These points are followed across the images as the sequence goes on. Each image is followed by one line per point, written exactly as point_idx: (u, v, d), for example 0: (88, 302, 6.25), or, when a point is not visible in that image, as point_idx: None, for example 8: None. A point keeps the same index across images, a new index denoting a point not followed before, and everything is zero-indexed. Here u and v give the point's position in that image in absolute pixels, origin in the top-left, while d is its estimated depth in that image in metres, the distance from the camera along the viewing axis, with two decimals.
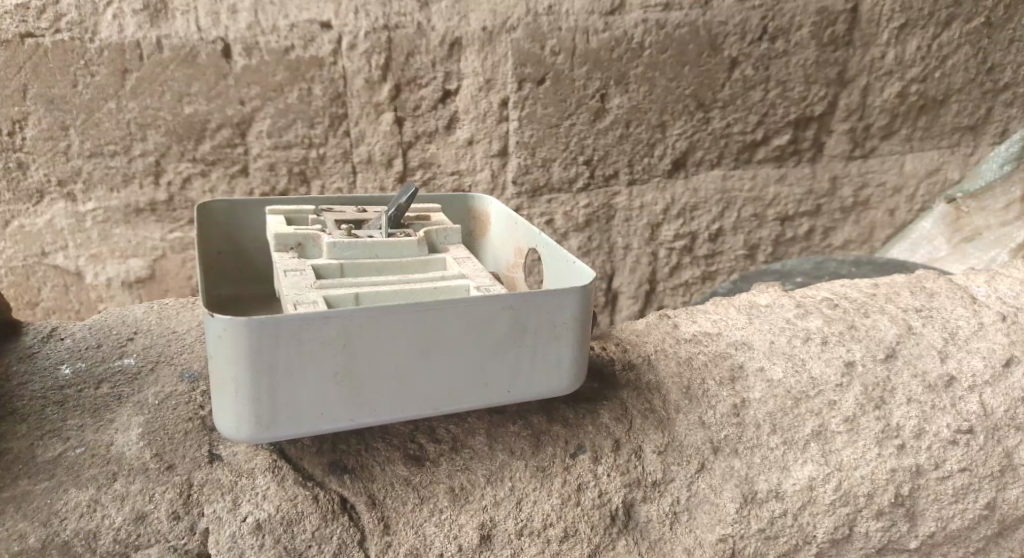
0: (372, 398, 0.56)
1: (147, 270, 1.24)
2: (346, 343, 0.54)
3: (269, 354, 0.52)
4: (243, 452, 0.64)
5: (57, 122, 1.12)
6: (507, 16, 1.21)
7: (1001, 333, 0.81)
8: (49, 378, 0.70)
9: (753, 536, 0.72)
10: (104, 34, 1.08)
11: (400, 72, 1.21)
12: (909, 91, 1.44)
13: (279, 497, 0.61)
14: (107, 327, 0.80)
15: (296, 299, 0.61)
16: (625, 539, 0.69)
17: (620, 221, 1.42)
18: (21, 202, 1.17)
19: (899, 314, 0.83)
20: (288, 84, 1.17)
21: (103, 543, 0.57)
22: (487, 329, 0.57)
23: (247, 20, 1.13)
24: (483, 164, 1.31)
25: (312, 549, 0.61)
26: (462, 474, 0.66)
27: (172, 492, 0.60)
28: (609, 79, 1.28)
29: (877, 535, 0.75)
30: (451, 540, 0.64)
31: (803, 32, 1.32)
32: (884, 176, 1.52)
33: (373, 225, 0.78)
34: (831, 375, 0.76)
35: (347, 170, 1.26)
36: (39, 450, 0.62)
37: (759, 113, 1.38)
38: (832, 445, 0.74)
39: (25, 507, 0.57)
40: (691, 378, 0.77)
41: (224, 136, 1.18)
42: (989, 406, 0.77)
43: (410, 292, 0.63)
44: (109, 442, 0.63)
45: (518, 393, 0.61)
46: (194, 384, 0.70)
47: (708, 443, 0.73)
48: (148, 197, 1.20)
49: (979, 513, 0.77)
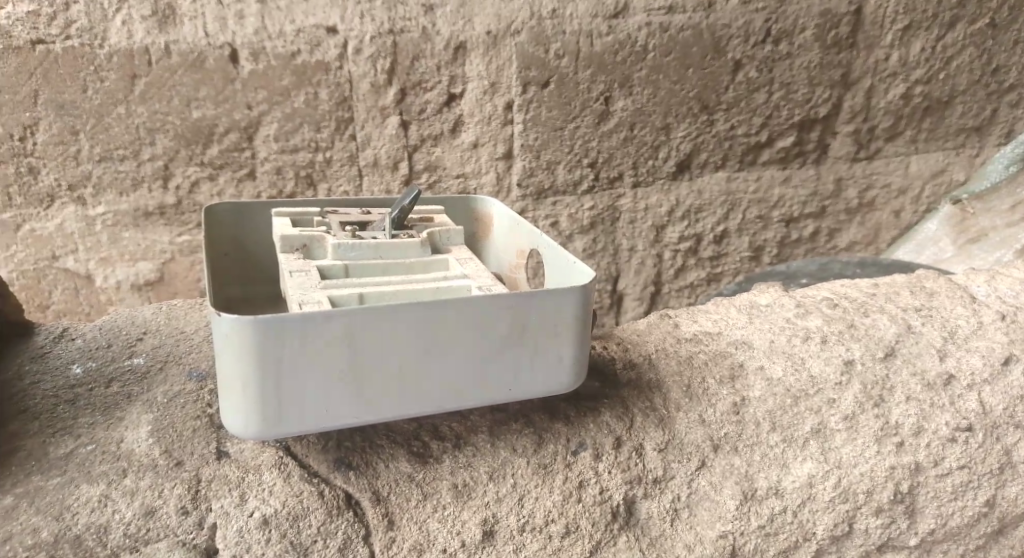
0: (376, 396, 0.57)
1: (157, 273, 1.26)
2: (350, 341, 0.55)
3: (275, 353, 0.54)
4: (250, 449, 0.65)
5: (68, 127, 1.14)
6: (512, 20, 1.22)
7: (1000, 332, 0.82)
8: (61, 378, 0.71)
9: (753, 532, 0.72)
10: (113, 40, 1.10)
11: (405, 76, 1.22)
12: (913, 92, 1.44)
13: (285, 493, 0.63)
14: (117, 328, 0.81)
15: (301, 299, 0.62)
16: (626, 535, 0.70)
17: (624, 223, 1.43)
18: (32, 206, 1.19)
19: (898, 312, 0.83)
20: (295, 88, 1.19)
21: (114, 537, 0.58)
22: (488, 327, 0.59)
23: (255, 25, 1.14)
24: (488, 167, 1.32)
25: (318, 544, 0.62)
26: (465, 471, 0.67)
27: (181, 487, 0.62)
28: (613, 82, 1.29)
29: (877, 531, 0.76)
30: (454, 535, 0.65)
31: (807, 34, 1.33)
32: (889, 178, 1.53)
33: (377, 227, 0.80)
34: (830, 374, 0.77)
35: (353, 174, 1.27)
36: (51, 446, 0.63)
37: (763, 115, 1.39)
38: (831, 443, 0.75)
39: (38, 501, 0.59)
40: (692, 376, 0.78)
41: (231, 140, 1.20)
42: (988, 405, 0.77)
43: (413, 291, 0.64)
44: (119, 439, 0.64)
45: (520, 391, 0.63)
46: (202, 383, 0.72)
47: (708, 441, 0.74)
48: (157, 201, 1.21)
49: (979, 510, 0.78)
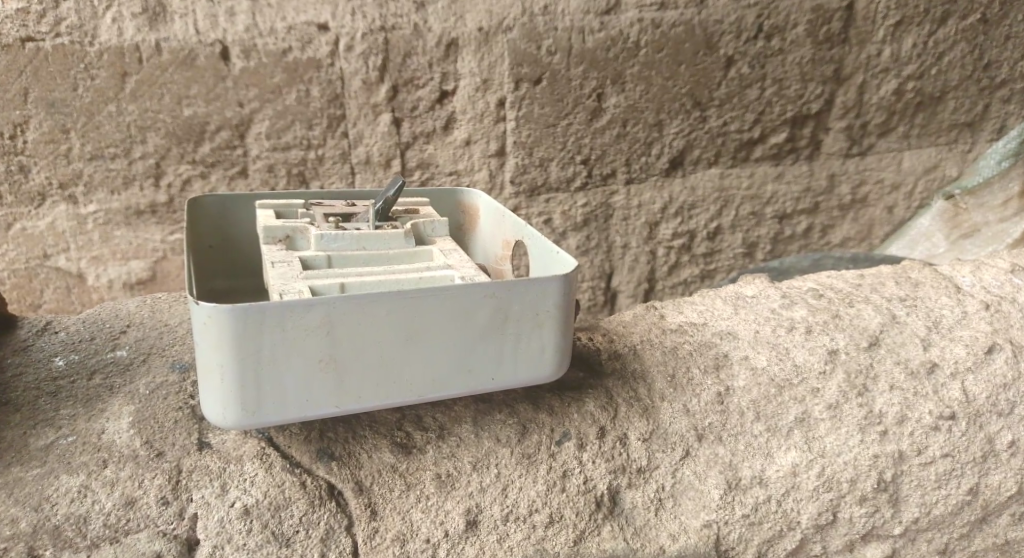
0: (356, 384, 0.57)
1: (149, 271, 1.26)
2: (329, 329, 0.55)
3: (254, 342, 0.54)
4: (232, 440, 0.65)
5: (58, 125, 1.13)
6: (504, 17, 1.22)
7: (984, 321, 0.82)
8: (44, 370, 0.71)
9: (737, 522, 0.73)
10: (103, 38, 1.10)
11: (397, 73, 1.22)
12: (907, 88, 1.44)
13: (267, 483, 0.63)
14: (100, 321, 0.81)
15: (282, 288, 0.62)
16: (610, 525, 0.70)
17: (618, 220, 1.44)
18: (23, 205, 1.19)
19: (883, 303, 0.83)
20: (287, 85, 1.18)
21: (94, 528, 0.58)
22: (470, 316, 0.58)
23: (245, 23, 1.14)
24: (480, 164, 1.32)
25: (300, 534, 0.62)
26: (449, 461, 0.67)
27: (161, 478, 0.62)
28: (605, 79, 1.29)
29: (861, 520, 0.76)
30: (438, 525, 0.65)
31: (799, 29, 1.33)
32: (882, 174, 1.53)
33: (362, 219, 0.80)
34: (814, 363, 0.77)
35: (345, 171, 1.27)
36: (33, 438, 0.63)
37: (756, 111, 1.39)
38: (816, 432, 0.75)
39: (17, 493, 0.59)
40: (676, 366, 0.78)
41: (223, 137, 1.19)
42: (971, 393, 0.78)
43: (396, 281, 0.64)
44: (101, 431, 0.64)
45: (502, 380, 0.63)
46: (185, 374, 0.72)
47: (693, 430, 0.74)
48: (149, 199, 1.21)
49: (962, 498, 0.78)
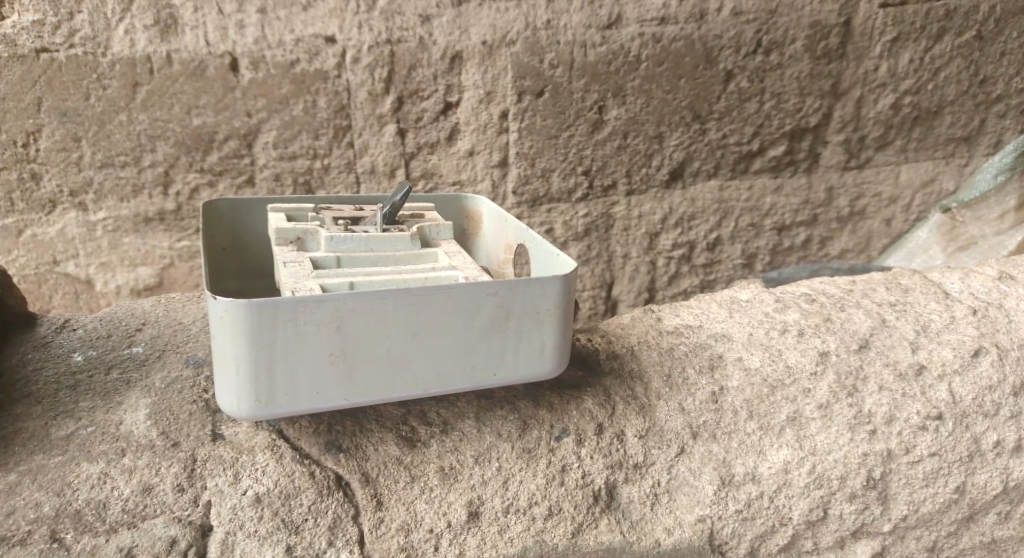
0: (364, 378, 0.60)
1: (156, 277, 1.29)
2: (338, 325, 0.57)
3: (267, 338, 0.56)
4: (244, 432, 0.68)
5: (70, 134, 1.17)
6: (507, 30, 1.25)
7: (971, 325, 0.84)
8: (62, 365, 0.74)
9: (730, 517, 0.75)
10: (115, 49, 1.13)
11: (402, 85, 1.25)
12: (903, 103, 1.46)
13: (278, 473, 0.65)
14: (116, 319, 0.84)
15: (293, 287, 0.65)
16: (607, 519, 0.72)
17: (619, 230, 1.47)
18: (34, 211, 1.22)
19: (874, 307, 0.86)
20: (294, 96, 1.22)
21: (113, 513, 0.61)
22: (473, 313, 0.61)
23: (255, 35, 1.17)
24: (484, 174, 1.35)
25: (309, 522, 0.64)
26: (452, 455, 0.70)
27: (177, 466, 0.64)
28: (606, 92, 1.32)
29: (851, 518, 0.78)
30: (440, 516, 0.68)
31: (797, 45, 1.36)
32: (879, 186, 1.55)
33: (370, 222, 0.83)
34: (806, 364, 0.80)
35: (351, 180, 1.31)
36: (52, 429, 0.66)
37: (755, 124, 1.42)
38: (807, 431, 0.78)
39: (39, 479, 0.62)
40: (672, 366, 0.80)
41: (231, 147, 1.23)
42: (957, 395, 0.80)
43: (403, 281, 0.67)
44: (118, 422, 0.67)
45: (504, 375, 0.65)
46: (199, 369, 0.74)
47: (688, 428, 0.76)
48: (158, 207, 1.25)
49: (950, 497, 0.80)
